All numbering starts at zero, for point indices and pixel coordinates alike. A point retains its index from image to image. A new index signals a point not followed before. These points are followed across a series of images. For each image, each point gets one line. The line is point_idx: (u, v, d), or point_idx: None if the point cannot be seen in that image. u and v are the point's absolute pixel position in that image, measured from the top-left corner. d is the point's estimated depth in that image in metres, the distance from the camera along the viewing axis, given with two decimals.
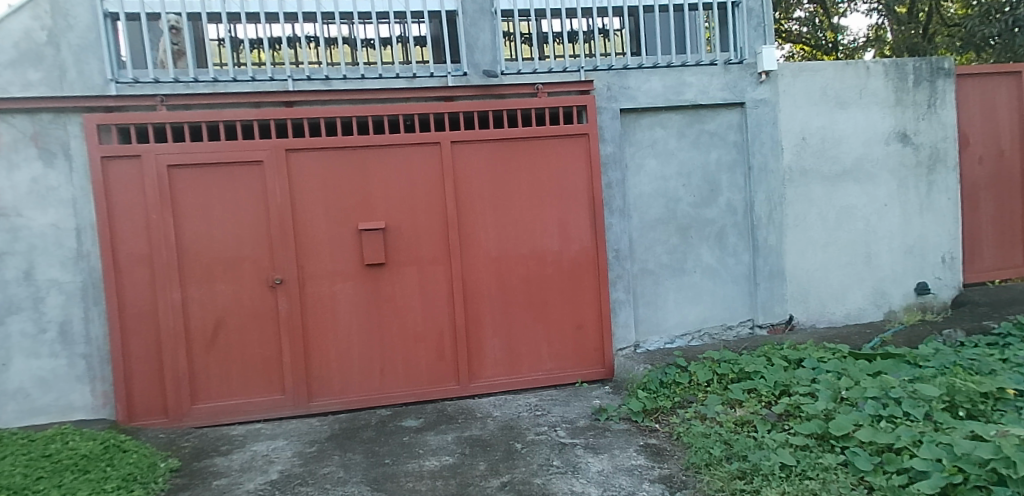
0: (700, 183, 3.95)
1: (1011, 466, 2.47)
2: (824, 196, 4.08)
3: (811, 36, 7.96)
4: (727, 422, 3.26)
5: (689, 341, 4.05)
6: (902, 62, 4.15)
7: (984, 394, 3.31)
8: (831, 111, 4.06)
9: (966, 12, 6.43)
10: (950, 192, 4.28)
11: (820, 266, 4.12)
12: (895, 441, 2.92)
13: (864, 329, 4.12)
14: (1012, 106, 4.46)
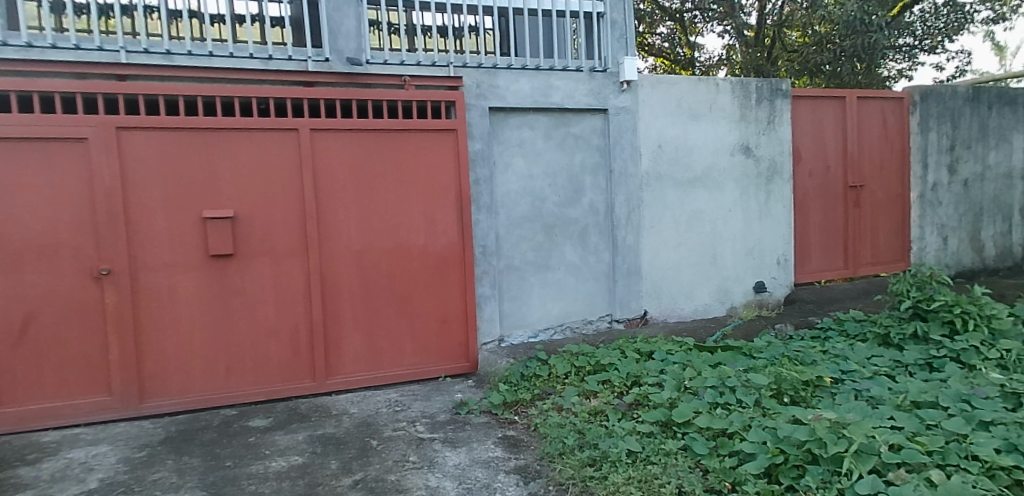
0: (565, 184, 4.09)
1: (822, 446, 2.89)
2: (677, 200, 4.39)
3: (671, 52, 8.41)
4: (581, 412, 3.42)
5: (552, 334, 4.19)
6: (746, 81, 4.55)
7: (806, 382, 3.73)
8: (684, 122, 4.37)
9: (803, 40, 7.26)
10: (784, 200, 4.74)
11: (673, 265, 4.43)
12: (728, 426, 3.21)
13: (709, 323, 4.48)
14: (838, 126, 5.03)
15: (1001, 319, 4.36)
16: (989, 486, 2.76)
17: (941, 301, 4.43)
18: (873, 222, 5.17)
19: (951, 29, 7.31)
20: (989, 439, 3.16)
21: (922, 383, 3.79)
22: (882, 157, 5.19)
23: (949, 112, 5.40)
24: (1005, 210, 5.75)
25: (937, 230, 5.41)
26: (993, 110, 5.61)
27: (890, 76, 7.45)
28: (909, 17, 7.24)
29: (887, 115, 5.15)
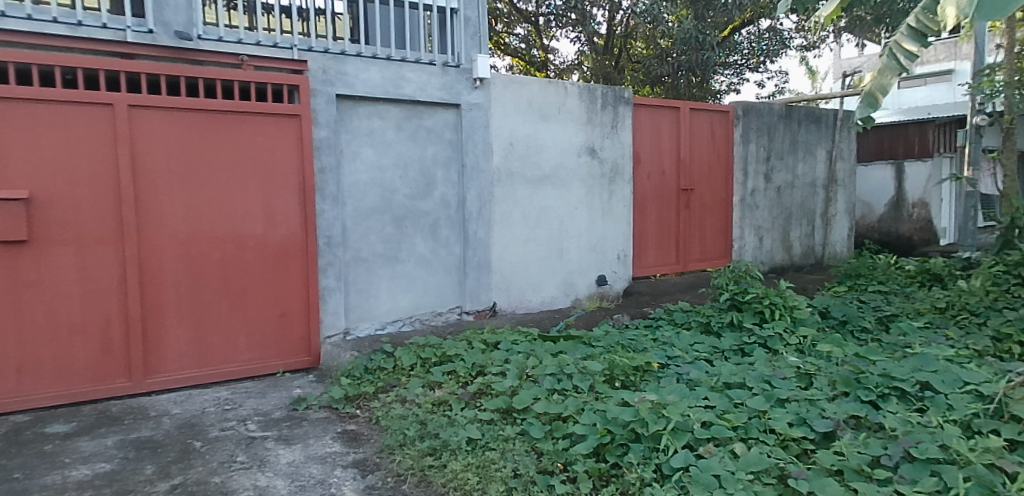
0: (416, 176, 4.10)
1: (644, 426, 3.16)
2: (527, 196, 4.57)
3: (527, 54, 8.62)
4: (425, 402, 3.45)
5: (400, 326, 4.19)
6: (592, 87, 4.84)
7: (635, 368, 4.06)
8: (534, 122, 4.56)
9: (646, 53, 7.84)
10: (625, 200, 5.10)
11: (521, 259, 4.62)
12: (563, 410, 3.40)
13: (554, 314, 4.74)
14: (675, 133, 5.49)
15: (800, 309, 5.01)
16: (781, 454, 3.17)
17: (754, 294, 5.02)
18: (702, 222, 5.71)
19: (772, 51, 8.22)
20: (783, 414, 3.66)
21: (734, 366, 4.28)
22: (711, 164, 5.74)
23: (766, 127, 6.08)
24: (809, 214, 6.60)
25: (755, 230, 6.09)
26: (802, 127, 6.39)
27: (720, 89, 8.23)
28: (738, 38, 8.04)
29: (715, 127, 5.70)
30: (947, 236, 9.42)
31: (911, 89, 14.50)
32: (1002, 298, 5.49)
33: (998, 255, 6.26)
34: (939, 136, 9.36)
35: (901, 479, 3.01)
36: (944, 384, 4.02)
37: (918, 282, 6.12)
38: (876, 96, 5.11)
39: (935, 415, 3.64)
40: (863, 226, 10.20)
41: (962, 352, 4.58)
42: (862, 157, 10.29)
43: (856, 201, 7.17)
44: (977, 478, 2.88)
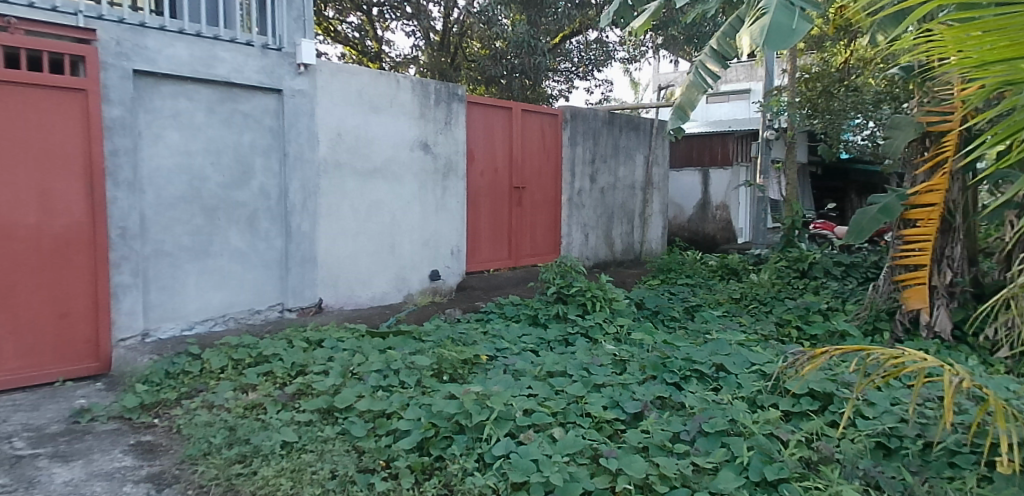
0: (231, 164, 3.94)
1: (468, 417, 3.23)
2: (356, 189, 4.56)
3: (360, 43, 8.59)
4: (235, 407, 3.23)
5: (211, 326, 3.97)
6: (426, 82, 4.94)
7: (464, 361, 4.13)
8: (365, 113, 4.58)
9: (484, 53, 8.13)
10: (459, 196, 5.26)
11: (350, 253, 4.58)
12: (387, 407, 3.36)
13: (384, 310, 4.74)
14: (508, 133, 5.73)
15: (618, 301, 5.44)
16: (596, 436, 3.41)
17: (578, 288, 5.35)
18: (533, 219, 6.00)
19: (599, 60, 8.87)
20: (599, 398, 3.95)
21: (557, 355, 4.52)
22: (541, 164, 6.03)
23: (592, 132, 6.51)
24: (630, 214, 7.17)
25: (581, 228, 6.49)
26: (624, 133, 6.93)
27: (553, 95, 8.85)
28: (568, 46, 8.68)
29: (545, 129, 6.00)
30: (744, 235, 10.82)
31: (717, 104, 16.42)
32: (784, 289, 6.37)
33: (782, 252, 7.24)
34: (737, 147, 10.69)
35: (698, 451, 3.39)
36: (735, 365, 4.58)
37: (719, 276, 6.89)
38: (685, 109, 5.56)
39: (727, 393, 4.17)
40: (675, 225, 11.19)
41: (751, 336, 5.26)
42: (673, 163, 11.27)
43: (669, 202, 7.92)
44: (758, 446, 3.34)
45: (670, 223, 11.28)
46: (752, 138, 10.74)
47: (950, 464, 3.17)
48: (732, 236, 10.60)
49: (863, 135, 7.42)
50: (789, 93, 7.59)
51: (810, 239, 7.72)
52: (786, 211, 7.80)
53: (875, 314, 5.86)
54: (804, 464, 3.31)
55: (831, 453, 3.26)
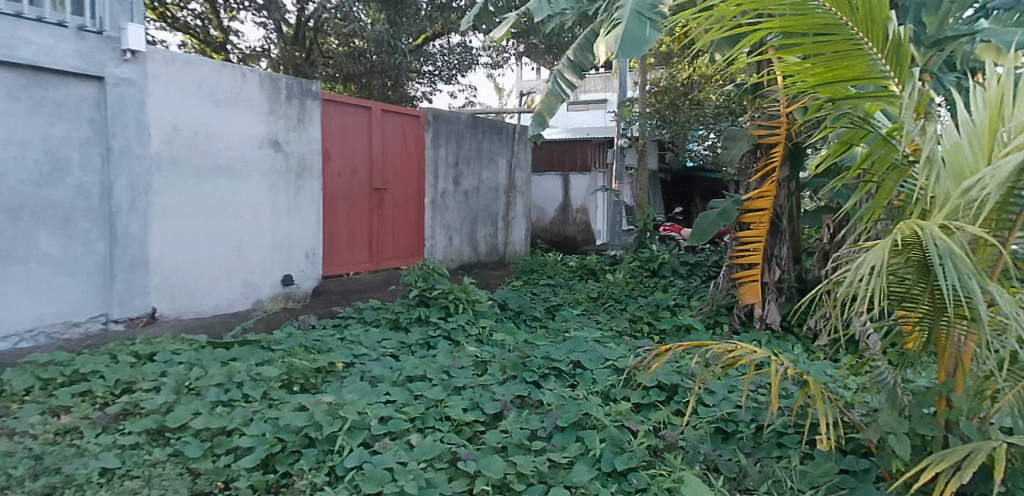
0: (38, 158, 3.56)
1: (318, 429, 3.11)
2: (195, 189, 4.28)
3: (202, 32, 8.25)
4: (43, 433, 2.86)
5: (15, 343, 3.53)
6: (275, 76, 4.77)
7: (317, 370, 3.97)
8: (206, 107, 4.32)
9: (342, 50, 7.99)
10: (313, 197, 5.10)
11: (189, 257, 4.28)
12: (228, 423, 3.14)
13: (229, 318, 4.47)
14: (367, 133, 5.65)
15: (480, 303, 5.49)
16: (454, 439, 3.41)
17: (440, 290, 5.34)
18: (395, 221, 5.95)
19: (461, 65, 9.06)
20: (459, 401, 3.95)
21: (416, 359, 4.47)
22: (402, 166, 6.01)
23: (454, 134, 6.60)
24: (493, 217, 7.33)
25: (444, 231, 6.55)
26: (486, 136, 7.10)
27: (416, 96, 8.86)
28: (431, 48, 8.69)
29: (406, 131, 6.01)
30: (601, 236, 11.54)
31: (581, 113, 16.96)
32: (637, 287, 6.78)
33: (634, 252, 7.72)
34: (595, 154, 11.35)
35: (554, 447, 3.51)
36: (591, 362, 4.81)
37: (578, 276, 7.20)
38: (544, 116, 5.71)
39: (583, 389, 4.36)
40: (538, 227, 11.50)
41: (606, 333, 5.55)
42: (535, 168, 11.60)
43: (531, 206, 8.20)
44: (610, 438, 3.56)
45: (533, 226, 11.53)
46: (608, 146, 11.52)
47: (777, 444, 3.67)
48: (591, 237, 11.23)
49: (705, 145, 8.10)
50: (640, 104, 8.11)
51: (660, 240, 8.29)
52: (638, 214, 8.31)
53: (716, 310, 6.40)
54: (652, 451, 3.63)
55: (676, 440, 3.62)
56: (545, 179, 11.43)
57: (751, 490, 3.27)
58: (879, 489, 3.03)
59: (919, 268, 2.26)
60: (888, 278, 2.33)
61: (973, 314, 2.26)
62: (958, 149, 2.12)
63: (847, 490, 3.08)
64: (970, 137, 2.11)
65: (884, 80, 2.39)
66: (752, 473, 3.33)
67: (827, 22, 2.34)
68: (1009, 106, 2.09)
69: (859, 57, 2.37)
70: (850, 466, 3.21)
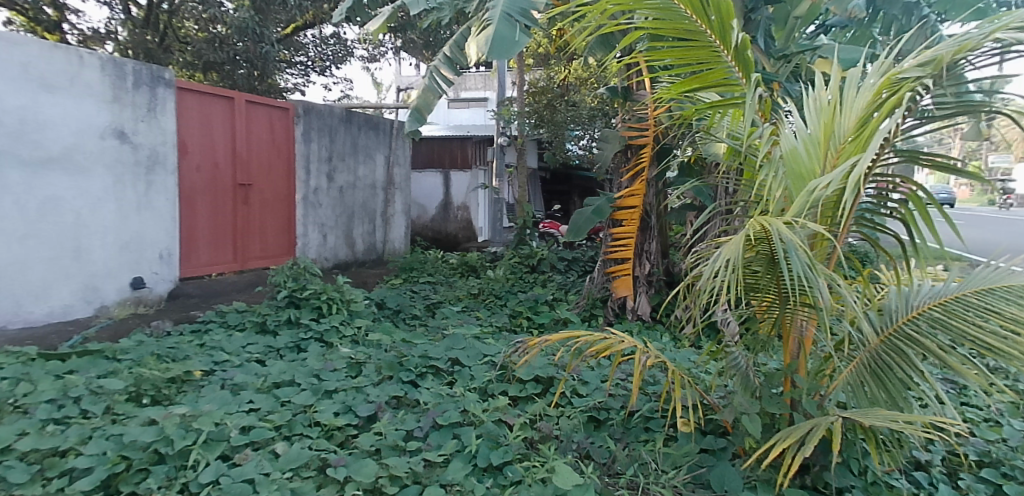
0: None
1: (168, 444, 2.90)
2: (22, 183, 3.83)
3: (32, 9, 7.58)
4: None
5: None
6: (119, 61, 4.39)
7: (170, 379, 3.69)
8: (34, 91, 3.87)
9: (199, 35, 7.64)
10: (167, 193, 4.76)
11: (15, 259, 3.83)
12: (61, 444, 2.84)
13: (66, 326, 4.05)
14: (229, 125, 5.38)
15: (356, 302, 5.38)
16: (323, 445, 3.30)
17: (312, 291, 5.19)
18: (262, 219, 5.74)
19: (335, 56, 9.22)
20: (330, 405, 3.83)
21: (284, 363, 4.28)
22: (269, 162, 5.81)
23: (326, 128, 6.43)
24: (371, 214, 7.23)
25: (317, 229, 6.38)
26: (362, 131, 6.95)
27: (289, 88, 9.00)
28: (301, 38, 8.73)
29: (274, 124, 5.81)
30: (483, 234, 11.68)
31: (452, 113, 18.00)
32: (517, 283, 6.93)
33: (515, 249, 7.88)
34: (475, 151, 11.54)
35: (430, 446, 3.50)
36: (469, 358, 4.84)
37: (460, 273, 7.23)
38: (422, 112, 5.74)
39: (460, 386, 4.37)
40: (419, 225, 11.58)
41: (485, 329, 5.61)
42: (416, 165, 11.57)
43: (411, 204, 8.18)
44: (486, 434, 3.62)
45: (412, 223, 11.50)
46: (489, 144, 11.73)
47: (644, 428, 3.97)
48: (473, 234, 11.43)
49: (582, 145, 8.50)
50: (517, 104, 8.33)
51: (540, 236, 8.53)
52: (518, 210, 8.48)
53: (592, 302, 6.65)
54: (527, 443, 3.73)
55: (550, 432, 3.76)
56: (426, 176, 11.45)
57: (620, 473, 3.51)
58: (735, 466, 3.42)
59: (767, 261, 2.89)
60: (745, 270, 2.97)
61: (812, 300, 2.90)
62: (798, 150, 2.68)
63: (706, 468, 3.46)
64: (807, 142, 2.68)
65: (737, 86, 3.07)
66: (622, 457, 3.57)
67: (693, 33, 2.98)
68: (837, 114, 2.64)
69: (719, 67, 3.05)
70: (709, 446, 3.60)
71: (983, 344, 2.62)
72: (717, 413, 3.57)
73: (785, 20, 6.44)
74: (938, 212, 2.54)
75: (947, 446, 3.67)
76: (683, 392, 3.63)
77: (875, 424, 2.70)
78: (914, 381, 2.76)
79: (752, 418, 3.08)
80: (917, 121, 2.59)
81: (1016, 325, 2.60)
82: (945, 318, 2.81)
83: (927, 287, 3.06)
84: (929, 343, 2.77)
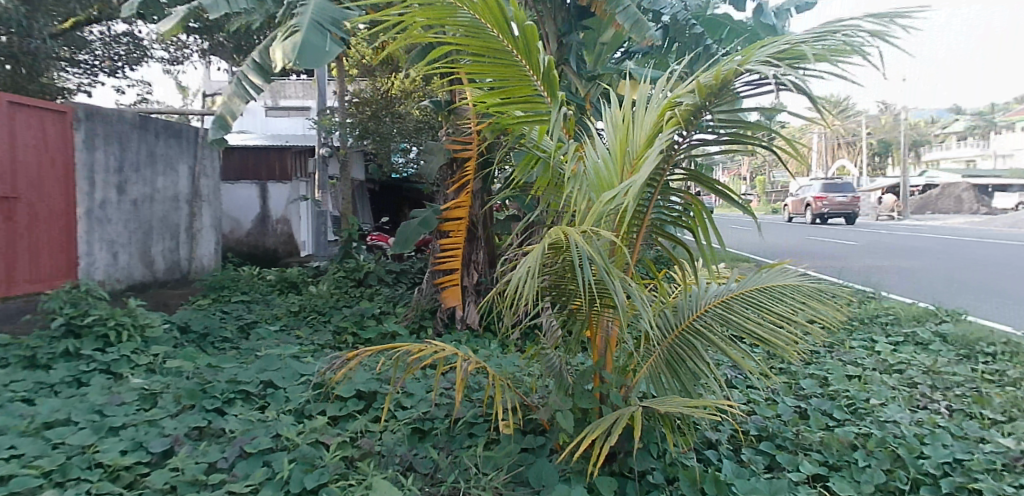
0: None
1: None
2: None
3: None
4: None
5: None
6: None
7: None
8: None
9: None
10: None
11: None
12: None
13: None
14: None
15: (151, 328, 5.00)
16: (105, 488, 2.93)
17: (95, 317, 4.72)
18: (32, 237, 5.15)
19: (126, 56, 9.32)
20: (116, 443, 3.41)
21: (58, 401, 3.78)
22: (41, 172, 5.27)
23: (116, 136, 6.19)
24: (172, 228, 7.28)
25: (106, 247, 6.06)
26: (160, 139, 7.00)
27: (71, 87, 9.05)
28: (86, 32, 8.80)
29: (46, 125, 5.32)
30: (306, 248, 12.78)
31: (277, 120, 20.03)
32: (342, 298, 6.79)
33: (340, 263, 7.87)
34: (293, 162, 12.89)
35: (236, 477, 3.23)
36: (284, 379, 4.58)
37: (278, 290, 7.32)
38: (227, 119, 5.78)
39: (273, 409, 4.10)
40: (232, 239, 12.05)
41: (305, 348, 5.35)
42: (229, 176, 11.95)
43: (218, 217, 8.31)
44: (300, 457, 3.42)
45: (226, 237, 11.95)
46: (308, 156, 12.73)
47: (468, 434, 4.01)
48: (291, 247, 12.47)
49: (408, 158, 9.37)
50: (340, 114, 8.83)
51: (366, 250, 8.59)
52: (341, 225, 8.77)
53: (421, 314, 6.62)
54: (347, 462, 3.58)
55: (370, 448, 3.63)
56: (240, 187, 11.98)
57: (441, 481, 3.48)
58: (553, 461, 3.56)
59: (567, 267, 3.17)
60: (546, 270, 3.20)
61: (612, 302, 3.19)
62: (599, 165, 3.03)
63: (525, 466, 3.57)
64: (606, 158, 3.05)
65: (543, 104, 3.35)
66: (444, 466, 3.56)
67: (499, 50, 3.13)
68: (628, 132, 3.06)
69: (526, 85, 3.28)
70: (530, 445, 3.73)
71: (757, 336, 3.23)
72: (536, 413, 3.68)
73: (594, 44, 7.01)
74: (711, 218, 3.16)
75: (732, 425, 4.13)
76: (504, 395, 3.73)
77: (671, 411, 3.03)
78: (702, 370, 3.18)
79: (564, 415, 3.25)
80: (699, 136, 3.01)
81: (782, 321, 3.31)
82: (725, 314, 3.34)
83: (713, 287, 3.54)
84: (712, 336, 3.24)
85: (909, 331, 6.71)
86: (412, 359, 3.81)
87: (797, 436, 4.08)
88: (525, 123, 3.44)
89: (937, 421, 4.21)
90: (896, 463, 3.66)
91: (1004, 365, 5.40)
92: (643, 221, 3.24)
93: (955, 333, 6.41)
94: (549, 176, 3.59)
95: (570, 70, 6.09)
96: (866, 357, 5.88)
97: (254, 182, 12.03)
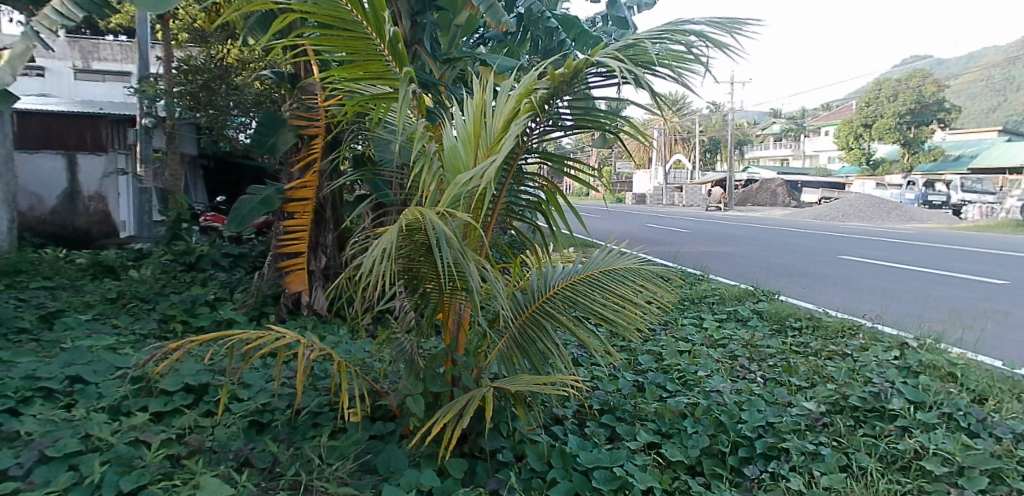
0: None
1: None
2: None
3: None
4: None
5: None
6: None
7: None
8: None
9: None
10: None
11: None
12: None
13: None
14: None
15: None
16: None
17: None
18: None
19: None
20: None
21: None
22: None
23: None
24: None
25: None
26: None
27: None
28: None
29: None
30: (126, 228, 11.86)
31: (90, 83, 18.86)
32: (169, 284, 6.33)
33: (168, 246, 7.37)
34: (109, 133, 11.56)
35: (32, 484, 2.76)
36: (96, 374, 4.03)
37: (91, 274, 6.68)
38: None
39: (81, 408, 3.57)
40: (34, 217, 10.93)
41: (122, 338, 4.77)
42: (27, 144, 10.90)
43: (16, 192, 7.48)
44: (114, 459, 3.03)
45: (25, 214, 10.85)
46: (127, 125, 11.72)
47: (312, 424, 3.79)
48: (109, 229, 11.65)
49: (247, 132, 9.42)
50: (167, 81, 8.68)
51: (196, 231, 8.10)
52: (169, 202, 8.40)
53: (262, 300, 6.21)
54: (171, 461, 3.23)
55: (200, 445, 3.32)
56: (41, 158, 10.98)
57: (281, 475, 3.27)
58: (401, 447, 3.46)
59: (421, 250, 3.08)
60: (400, 256, 3.09)
61: (466, 285, 3.17)
62: (454, 148, 2.97)
63: (374, 454, 3.44)
64: (462, 140, 2.99)
65: (393, 80, 3.19)
66: (284, 459, 3.35)
67: (346, 20, 2.99)
68: (485, 115, 3.03)
69: (377, 59, 3.13)
70: (379, 431, 3.60)
71: (602, 317, 3.36)
72: (384, 398, 3.56)
73: (448, 26, 6.48)
74: (565, 201, 3.31)
75: (578, 400, 4.31)
76: (351, 383, 3.55)
77: (521, 390, 3.11)
78: (550, 351, 3.29)
79: (414, 400, 3.20)
80: (551, 124, 3.08)
81: (624, 303, 3.45)
82: (573, 297, 3.42)
83: (562, 269, 3.65)
84: (561, 316, 3.32)
85: (731, 309, 7.45)
86: (246, 347, 3.50)
87: (634, 408, 4.36)
88: (375, 100, 3.26)
89: (754, 389, 4.70)
90: (718, 428, 4.03)
91: (807, 338, 6.18)
92: (497, 203, 3.25)
93: (769, 310, 7.23)
94: (400, 153, 3.44)
95: (424, 51, 5.78)
96: (695, 334, 6.45)
97: (59, 151, 11.12)
